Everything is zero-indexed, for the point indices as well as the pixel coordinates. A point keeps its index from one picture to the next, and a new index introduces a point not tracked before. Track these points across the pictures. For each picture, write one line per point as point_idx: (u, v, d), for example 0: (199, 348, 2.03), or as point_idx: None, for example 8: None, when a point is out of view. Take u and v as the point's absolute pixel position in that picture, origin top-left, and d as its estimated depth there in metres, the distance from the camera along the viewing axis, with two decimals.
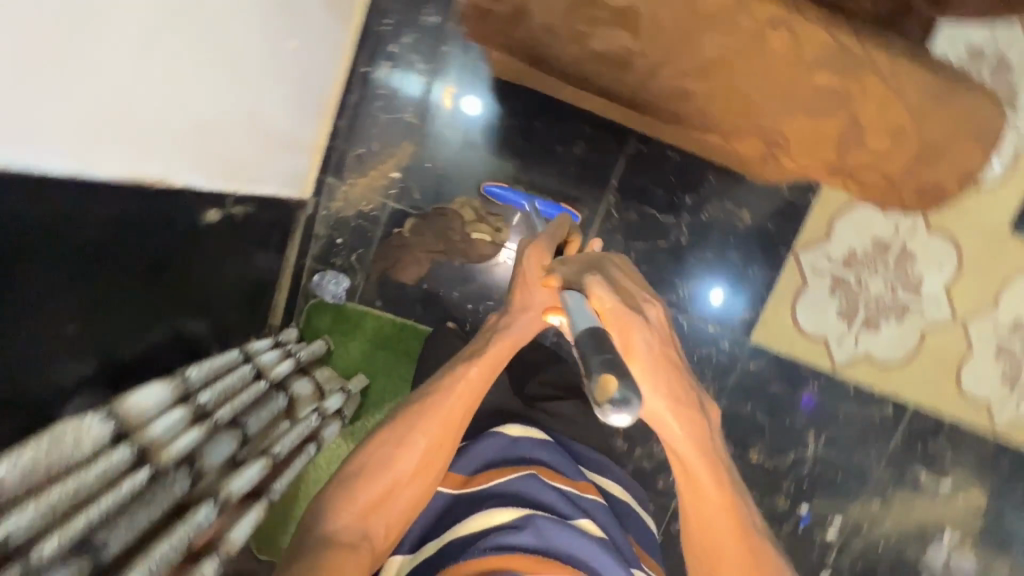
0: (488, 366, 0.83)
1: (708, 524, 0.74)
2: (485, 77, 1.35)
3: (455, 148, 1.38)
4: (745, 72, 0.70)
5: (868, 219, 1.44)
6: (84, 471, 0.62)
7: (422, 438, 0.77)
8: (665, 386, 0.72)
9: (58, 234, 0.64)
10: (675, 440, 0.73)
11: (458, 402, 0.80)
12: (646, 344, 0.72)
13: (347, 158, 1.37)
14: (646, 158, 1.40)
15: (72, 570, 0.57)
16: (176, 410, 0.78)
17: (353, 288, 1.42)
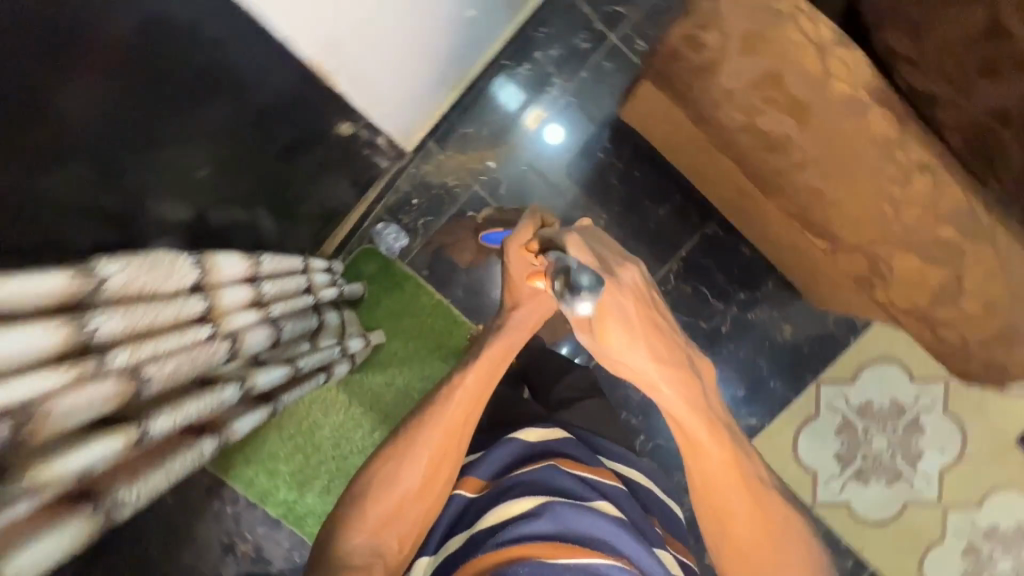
0: (483, 374, 0.84)
1: (719, 493, 0.75)
2: (608, 113, 1.42)
3: (550, 163, 1.43)
4: (881, 199, 0.75)
5: (894, 379, 1.49)
6: (167, 304, 0.63)
7: (426, 456, 0.80)
8: (651, 345, 0.69)
9: (234, 83, 0.67)
10: (676, 406, 0.72)
11: (461, 413, 0.82)
12: (620, 308, 0.67)
13: (456, 132, 1.42)
14: (719, 242, 1.45)
15: (129, 389, 0.58)
16: (244, 287, 0.80)
17: (408, 248, 1.45)
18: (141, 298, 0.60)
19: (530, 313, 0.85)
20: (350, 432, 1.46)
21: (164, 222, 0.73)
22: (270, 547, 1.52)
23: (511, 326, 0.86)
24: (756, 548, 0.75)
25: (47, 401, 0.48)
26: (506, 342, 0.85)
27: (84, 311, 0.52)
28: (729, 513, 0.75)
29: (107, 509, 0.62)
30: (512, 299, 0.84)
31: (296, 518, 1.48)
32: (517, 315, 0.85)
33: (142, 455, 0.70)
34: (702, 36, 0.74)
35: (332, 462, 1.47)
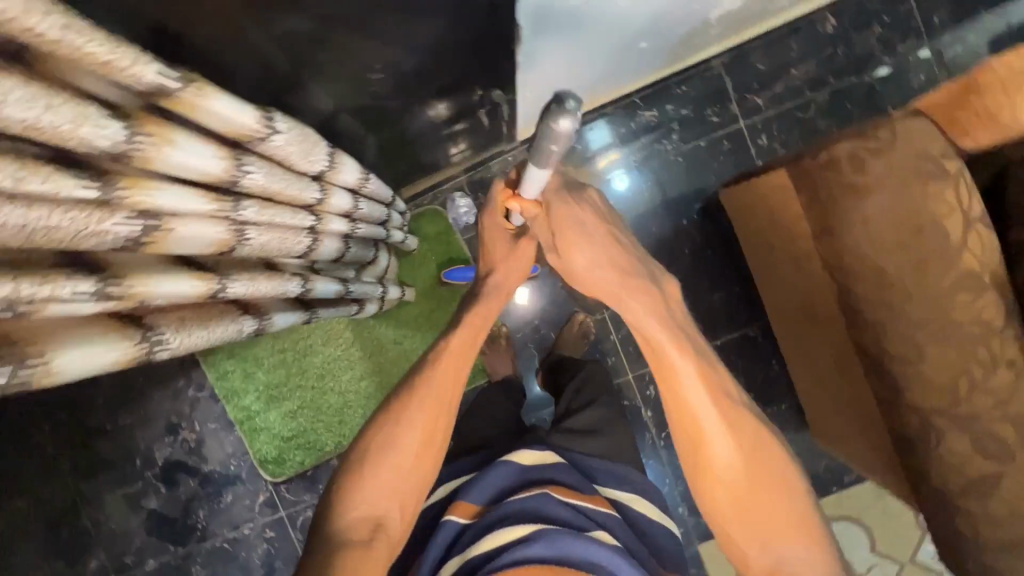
0: (465, 344, 0.82)
1: (689, 419, 0.75)
2: (706, 187, 1.45)
3: (633, 208, 1.45)
4: (959, 381, 0.77)
5: (856, 543, 1.49)
6: (298, 180, 0.62)
7: (415, 437, 0.77)
8: (611, 258, 0.76)
9: (451, 25, 0.67)
10: (643, 321, 0.75)
11: (444, 385, 0.79)
12: (578, 221, 0.76)
13: (564, 142, 1.43)
14: (754, 348, 1.47)
15: (230, 240, 0.56)
16: (347, 195, 0.78)
17: (472, 227, 1.45)
18: (283, 165, 0.58)
19: (508, 277, 0.86)
20: (340, 371, 1.45)
21: (310, 110, 0.73)
22: (212, 445, 1.48)
23: (488, 292, 0.85)
24: (733, 473, 0.74)
25: (174, 221, 0.46)
26: (482, 310, 0.83)
27: (241, 152, 0.50)
28: (701, 436, 0.75)
29: (151, 347, 0.60)
30: (488, 263, 0.86)
31: (251, 429, 1.45)
32: (497, 281, 0.86)
33: (195, 308, 0.67)
34: (862, 162, 0.77)
35: (309, 390, 1.45)
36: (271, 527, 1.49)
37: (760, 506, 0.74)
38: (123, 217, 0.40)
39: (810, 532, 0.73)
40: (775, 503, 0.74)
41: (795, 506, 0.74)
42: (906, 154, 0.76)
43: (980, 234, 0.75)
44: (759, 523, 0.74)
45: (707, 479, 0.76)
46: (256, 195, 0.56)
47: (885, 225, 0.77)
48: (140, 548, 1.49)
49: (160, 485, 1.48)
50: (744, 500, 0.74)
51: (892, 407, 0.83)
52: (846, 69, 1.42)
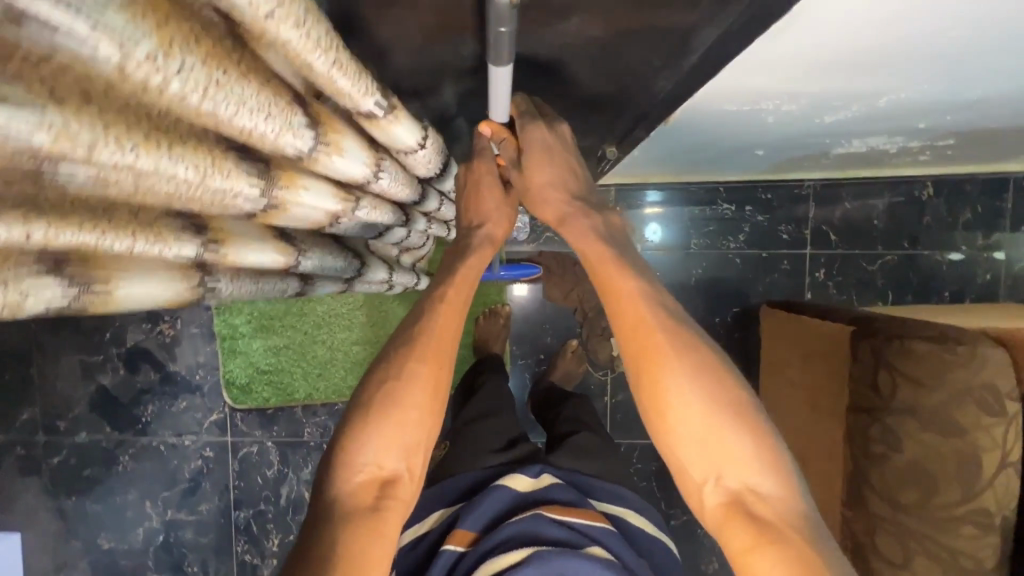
0: (464, 288, 0.69)
1: (621, 321, 0.58)
2: (749, 297, 1.44)
3: (674, 287, 1.44)
4: None
5: None
6: (409, 186, 0.59)
7: (421, 389, 0.65)
8: (563, 176, 0.63)
9: (611, 100, 0.65)
10: (584, 243, 0.62)
11: (443, 341, 0.67)
12: (544, 138, 0.60)
13: (637, 198, 1.42)
14: None
15: (326, 223, 0.52)
16: (434, 198, 0.76)
17: (518, 244, 1.42)
18: (406, 170, 0.56)
19: (498, 225, 0.73)
20: (337, 328, 1.42)
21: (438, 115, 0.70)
22: (186, 348, 1.44)
23: (478, 241, 0.72)
24: (678, 383, 0.55)
25: (294, 198, 0.39)
26: (480, 258, 0.71)
27: (382, 156, 0.47)
28: (643, 344, 0.57)
29: (204, 292, 0.56)
30: (477, 216, 0.72)
31: (230, 349, 1.42)
32: (486, 234, 0.73)
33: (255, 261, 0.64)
34: (930, 370, 0.76)
35: (299, 334, 1.42)
36: (212, 447, 1.46)
37: (710, 428, 0.54)
38: (251, 185, 0.35)
39: (778, 467, 0.53)
40: (732, 430, 0.54)
41: (761, 436, 0.54)
42: (974, 381, 0.75)
43: (1009, 477, 0.75)
44: (717, 451, 0.54)
45: (648, 398, 0.57)
46: (365, 194, 0.53)
47: (926, 438, 0.76)
48: (76, 417, 1.45)
49: (120, 366, 1.44)
50: (694, 422, 0.55)
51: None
52: (924, 240, 1.42)
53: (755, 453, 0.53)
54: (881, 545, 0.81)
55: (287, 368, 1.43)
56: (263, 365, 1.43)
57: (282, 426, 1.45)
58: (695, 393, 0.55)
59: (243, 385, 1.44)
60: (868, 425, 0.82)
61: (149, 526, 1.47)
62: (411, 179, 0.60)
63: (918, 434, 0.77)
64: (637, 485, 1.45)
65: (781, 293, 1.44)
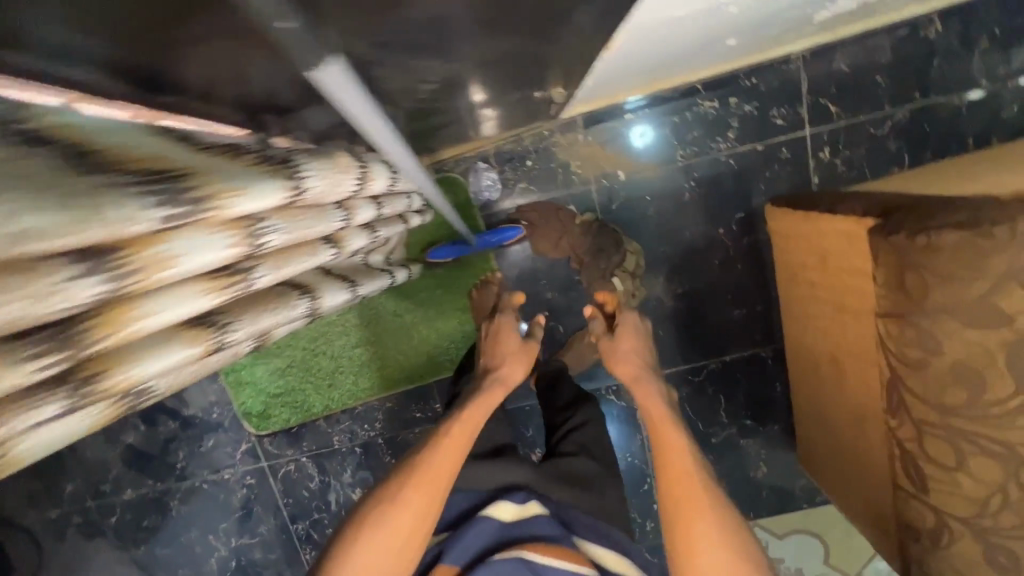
0: (466, 428, 0.92)
1: (672, 475, 0.81)
2: (752, 198, 1.32)
3: (670, 208, 1.33)
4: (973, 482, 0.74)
5: (813, 552, 1.54)
6: (316, 225, 0.59)
7: (408, 512, 0.80)
8: (631, 356, 1.02)
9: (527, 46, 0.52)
10: (650, 406, 0.92)
11: (437, 471, 0.84)
12: (636, 331, 1.06)
13: (608, 121, 1.29)
14: (763, 368, 1.42)
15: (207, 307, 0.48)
16: (369, 211, 0.73)
17: (493, 204, 1.31)
18: (294, 210, 0.56)
19: (513, 368, 1.07)
20: (333, 336, 1.38)
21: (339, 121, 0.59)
22: (194, 391, 1.42)
23: (490, 381, 1.04)
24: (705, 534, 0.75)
25: (142, 320, 0.41)
26: (488, 399, 1.01)
27: (254, 222, 0.49)
28: (688, 499, 0.78)
29: (137, 401, 0.50)
30: (497, 358, 1.08)
31: (237, 382, 1.41)
32: (502, 374, 1.05)
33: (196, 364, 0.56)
34: (963, 262, 0.67)
35: (298, 351, 1.39)
36: (251, 474, 1.49)
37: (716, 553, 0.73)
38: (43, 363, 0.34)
39: None
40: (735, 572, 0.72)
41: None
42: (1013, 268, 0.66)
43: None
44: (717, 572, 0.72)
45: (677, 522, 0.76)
46: (232, 266, 0.50)
47: (968, 335, 0.69)
48: (117, 478, 1.48)
49: (139, 423, 1.44)
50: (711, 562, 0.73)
51: (906, 495, 0.81)
52: (936, 86, 1.25)
53: None
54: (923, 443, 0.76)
55: (297, 385, 1.41)
56: (272, 388, 1.41)
57: (310, 441, 1.46)
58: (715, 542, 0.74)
59: (261, 412, 1.42)
60: (900, 330, 0.73)
61: (220, 556, 1.54)
62: (316, 216, 0.60)
63: (959, 331, 0.69)
64: None
65: (786, 186, 1.31)
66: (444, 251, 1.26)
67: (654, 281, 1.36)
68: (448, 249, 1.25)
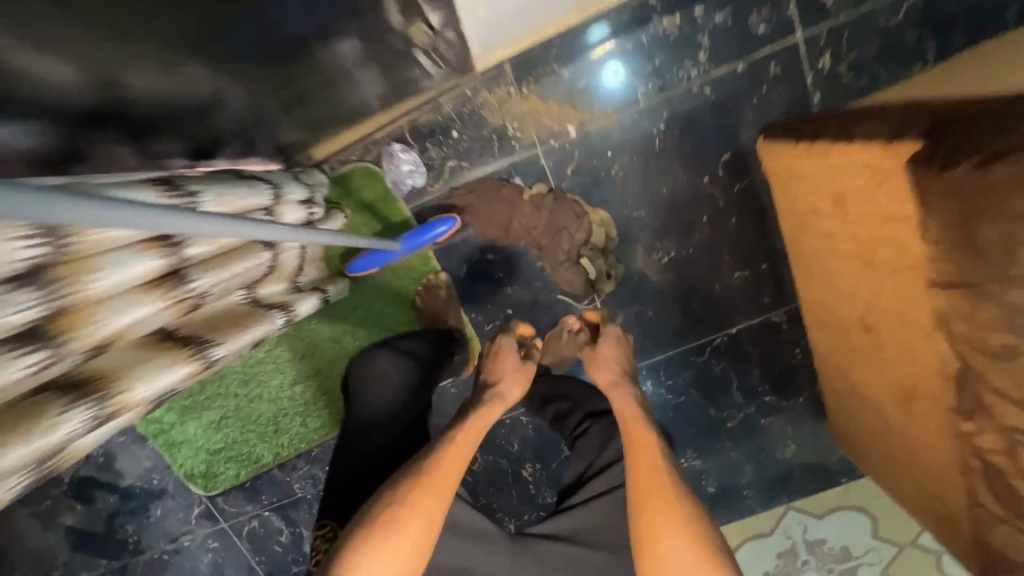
0: (471, 434, 0.84)
1: (640, 473, 0.77)
2: (739, 132, 1.05)
3: (639, 160, 1.07)
4: None
5: (859, 527, 1.35)
6: None
7: (420, 524, 0.71)
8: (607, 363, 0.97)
9: None
10: (625, 408, 0.89)
11: (447, 476, 0.76)
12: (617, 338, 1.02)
13: (545, 66, 1.02)
14: (778, 336, 1.18)
15: None
16: (143, 259, 0.50)
17: (421, 191, 1.06)
18: None
19: (512, 388, 0.94)
20: (266, 376, 1.17)
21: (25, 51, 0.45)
22: (125, 460, 1.23)
23: (490, 397, 0.92)
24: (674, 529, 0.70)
25: None
26: (488, 415, 0.89)
27: None
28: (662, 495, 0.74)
29: None
30: (493, 374, 0.97)
31: (169, 443, 1.21)
32: (501, 391, 0.94)
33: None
34: None
35: (231, 398, 1.19)
36: (213, 537, 1.31)
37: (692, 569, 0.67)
38: None
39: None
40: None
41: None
42: None
43: None
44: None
45: (647, 532, 0.70)
46: None
47: None
48: (66, 563, 1.32)
49: (74, 502, 1.27)
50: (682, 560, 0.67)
51: (996, 521, 0.59)
52: None
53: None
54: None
55: (237, 436, 1.21)
56: (210, 443, 1.21)
57: (268, 493, 1.27)
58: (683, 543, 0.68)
59: (204, 471, 1.24)
60: (970, 307, 0.51)
61: None
62: None
63: None
64: (673, 403, 1.23)
65: (780, 111, 1.04)
66: (363, 264, 1.02)
67: (633, 254, 1.12)
68: (368, 262, 1.02)
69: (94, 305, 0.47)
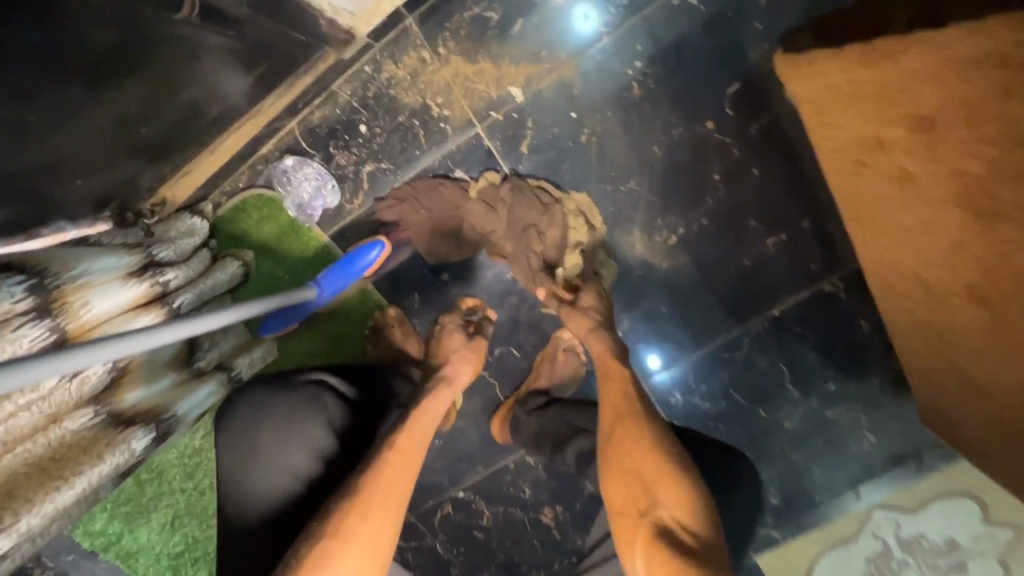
0: (417, 435, 0.65)
1: (606, 398, 0.67)
2: (743, 53, 0.77)
3: (614, 115, 0.80)
4: None
5: (964, 515, 1.11)
6: None
7: (360, 552, 0.54)
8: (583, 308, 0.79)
9: None
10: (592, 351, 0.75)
11: (389, 494, 0.58)
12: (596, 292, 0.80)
13: (461, 12, 0.77)
14: (835, 309, 0.91)
15: None
16: None
17: (337, 212, 0.82)
18: None
19: (460, 370, 0.76)
20: (212, 463, 0.97)
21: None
22: None
23: (433, 384, 0.73)
24: (635, 441, 0.60)
25: None
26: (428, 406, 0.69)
27: None
28: (617, 413, 0.64)
29: None
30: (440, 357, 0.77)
31: (124, 553, 1.02)
32: (446, 375, 0.75)
33: None
34: None
35: (178, 494, 0.99)
36: None
37: (656, 481, 0.56)
38: None
39: (684, 496, 0.55)
40: (664, 487, 0.55)
41: (681, 486, 0.55)
42: None
43: None
44: (656, 497, 0.55)
45: (611, 450, 0.61)
46: None
47: None
48: None
49: None
50: (645, 464, 0.57)
51: None
52: None
53: (670, 492, 0.55)
54: None
55: (197, 536, 1.01)
56: (168, 550, 1.02)
57: None
58: (643, 453, 0.58)
59: None
60: None
61: None
62: None
63: None
64: (711, 411, 0.98)
65: (798, 11, 0.74)
66: (274, 322, 0.80)
67: (629, 238, 0.85)
68: (278, 316, 0.80)
69: None
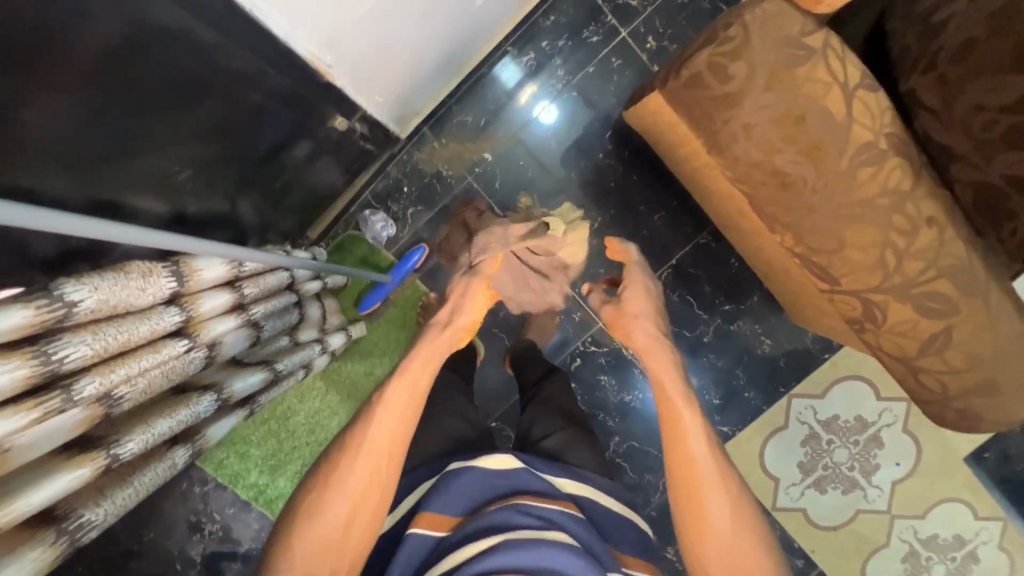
0: (425, 364, 0.82)
1: (680, 449, 0.79)
2: (610, 114, 1.37)
3: (546, 159, 1.39)
4: (857, 247, 0.74)
5: (861, 394, 1.52)
6: (159, 351, 0.61)
7: (367, 465, 0.74)
8: (647, 324, 0.92)
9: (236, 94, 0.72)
10: (656, 376, 0.85)
11: (402, 417, 0.77)
12: (642, 282, 0.99)
13: (452, 119, 1.38)
14: (711, 253, 1.43)
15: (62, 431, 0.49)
16: (231, 318, 0.76)
17: (395, 238, 1.40)
18: (123, 313, 0.57)
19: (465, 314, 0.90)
20: (326, 420, 1.45)
21: (131, 172, 0.71)
22: (238, 527, 1.50)
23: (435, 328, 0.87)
24: (714, 503, 0.76)
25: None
26: (428, 347, 0.83)
27: (52, 399, 0.48)
28: (691, 478, 0.78)
29: (75, 535, 0.58)
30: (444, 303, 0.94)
31: (267, 501, 1.48)
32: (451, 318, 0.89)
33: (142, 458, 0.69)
34: (725, 73, 0.71)
35: (305, 447, 1.46)
36: None
37: (735, 537, 0.75)
38: None
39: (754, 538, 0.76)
40: (749, 543, 0.75)
41: (756, 539, 0.76)
42: (773, 56, 0.69)
43: (860, 131, 0.70)
44: (733, 553, 0.75)
45: (688, 501, 0.77)
46: (47, 385, 0.49)
47: (770, 128, 0.71)
48: None
49: None
50: (723, 522, 0.76)
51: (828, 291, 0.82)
52: None
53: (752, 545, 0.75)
54: (824, 235, 0.75)
55: None
56: None
57: None
58: (719, 513, 0.76)
59: None
60: (722, 156, 0.77)
61: None
62: (156, 343, 0.62)
63: (757, 130, 0.72)
64: None
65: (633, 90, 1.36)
66: (371, 301, 1.35)
67: None
68: (375, 295, 1.34)
69: (203, 321, 0.71)
